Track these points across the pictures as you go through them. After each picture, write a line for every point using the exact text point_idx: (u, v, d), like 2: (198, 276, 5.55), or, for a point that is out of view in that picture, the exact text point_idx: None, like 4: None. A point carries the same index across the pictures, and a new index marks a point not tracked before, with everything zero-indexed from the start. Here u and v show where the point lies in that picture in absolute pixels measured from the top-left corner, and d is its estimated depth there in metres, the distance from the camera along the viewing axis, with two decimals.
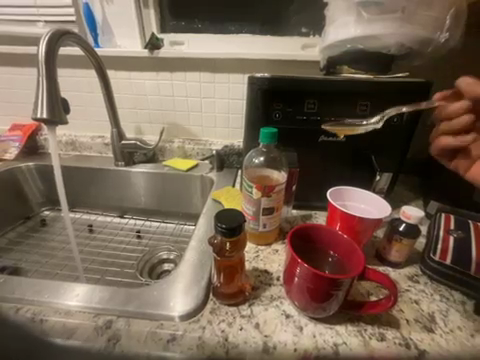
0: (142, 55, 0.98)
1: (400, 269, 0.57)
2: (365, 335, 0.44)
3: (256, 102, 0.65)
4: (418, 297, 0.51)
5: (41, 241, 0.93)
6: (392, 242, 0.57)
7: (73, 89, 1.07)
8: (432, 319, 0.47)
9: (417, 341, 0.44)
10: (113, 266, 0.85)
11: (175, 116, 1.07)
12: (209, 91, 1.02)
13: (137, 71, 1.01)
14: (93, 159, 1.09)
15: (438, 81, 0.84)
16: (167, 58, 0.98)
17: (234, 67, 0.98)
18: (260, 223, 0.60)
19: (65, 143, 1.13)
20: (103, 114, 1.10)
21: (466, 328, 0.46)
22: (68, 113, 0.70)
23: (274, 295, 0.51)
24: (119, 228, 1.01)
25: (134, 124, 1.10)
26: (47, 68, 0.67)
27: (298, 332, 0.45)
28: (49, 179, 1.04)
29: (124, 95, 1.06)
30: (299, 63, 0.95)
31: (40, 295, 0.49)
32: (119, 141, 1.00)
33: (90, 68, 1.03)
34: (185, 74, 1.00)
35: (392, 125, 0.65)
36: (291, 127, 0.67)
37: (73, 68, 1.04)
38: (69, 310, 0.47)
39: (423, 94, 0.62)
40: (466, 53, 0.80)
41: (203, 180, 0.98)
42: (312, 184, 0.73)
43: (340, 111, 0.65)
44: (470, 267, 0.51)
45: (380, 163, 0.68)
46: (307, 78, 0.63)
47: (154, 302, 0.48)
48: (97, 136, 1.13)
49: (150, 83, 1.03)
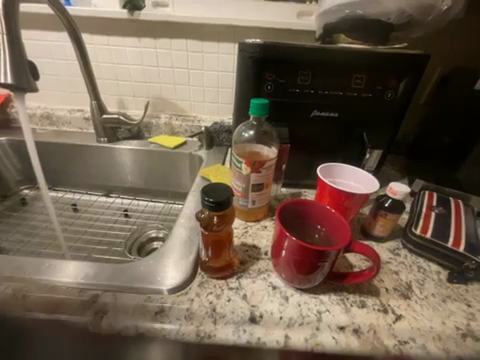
0: (121, 17, 0.88)
1: (383, 243, 0.60)
2: (347, 303, 0.47)
3: (247, 72, 0.61)
4: (398, 268, 0.54)
5: (22, 220, 0.89)
6: (377, 217, 0.58)
7: (44, 55, 0.96)
8: (409, 288, 0.50)
9: (394, 307, 0.47)
10: (100, 245, 0.84)
11: (161, 89, 0.99)
12: (197, 62, 0.94)
13: (116, 36, 0.91)
14: (73, 135, 1.02)
15: (435, 57, 0.82)
16: (150, 21, 0.88)
17: (224, 34, 0.90)
18: (249, 199, 0.59)
19: (40, 117, 1.04)
20: (81, 84, 1.00)
21: (440, 295, 0.49)
22: (36, 79, 0.63)
23: (262, 269, 0.52)
24: (105, 206, 0.98)
25: (116, 97, 1.02)
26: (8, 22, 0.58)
27: (284, 302, 0.46)
28: (24, 155, 0.97)
29: (102, 63, 0.96)
30: (294, 32, 0.89)
31: (21, 272, 0.48)
32: (100, 115, 0.93)
33: (62, 30, 0.92)
34: (170, 42, 0.92)
35: (385, 101, 0.63)
36: (283, 100, 0.64)
37: (42, 30, 0.92)
38: (53, 286, 0.46)
39: (419, 68, 0.60)
40: (464, 27, 0.77)
41: (192, 158, 0.95)
42: (302, 161, 0.72)
43: (334, 84, 0.62)
44: (448, 240, 0.54)
45: (372, 140, 0.67)
46: (301, 46, 0.58)
47: (142, 277, 0.48)
48: (76, 110, 1.04)
49: (132, 51, 0.93)
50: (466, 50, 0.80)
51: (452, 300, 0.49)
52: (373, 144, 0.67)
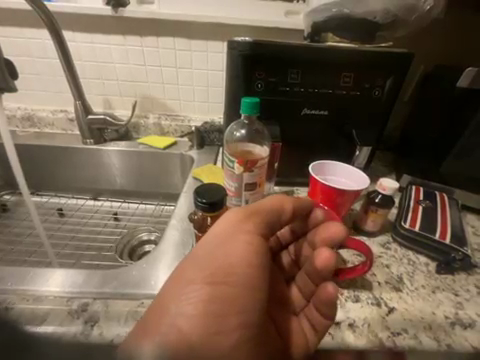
0: (105, 14, 0.85)
1: (374, 238, 0.61)
2: (342, 298, 0.48)
3: (237, 70, 0.61)
4: (389, 261, 0.55)
5: (3, 228, 0.84)
6: (368, 212, 0.59)
7: (22, 53, 0.91)
8: (400, 280, 0.52)
9: (387, 300, 0.48)
10: (89, 250, 0.81)
11: (149, 88, 0.97)
12: (186, 60, 0.93)
13: (100, 34, 0.88)
14: (57, 137, 0.98)
15: (418, 56, 0.84)
16: (135, 18, 0.86)
17: (212, 32, 0.89)
18: (242, 199, 0.59)
19: (20, 118, 0.99)
20: (63, 84, 0.96)
21: (429, 286, 0.51)
22: (15, 79, 0.60)
23: None
24: (93, 210, 0.94)
25: (102, 97, 0.98)
26: None
27: None
28: (5, 160, 0.92)
29: (86, 62, 0.92)
30: (283, 31, 0.89)
31: (3, 283, 0.46)
32: (85, 116, 0.89)
33: (41, 27, 0.87)
34: (157, 40, 0.89)
35: (373, 98, 0.65)
36: (273, 98, 0.64)
37: (20, 27, 0.87)
38: (39, 297, 0.44)
39: (405, 66, 0.61)
40: (445, 27, 0.80)
41: (183, 159, 0.93)
42: (294, 159, 0.73)
43: (324, 82, 0.63)
44: (435, 233, 0.56)
45: (361, 137, 0.68)
46: (290, 45, 0.59)
47: (134, 282, 0.47)
48: (59, 110, 1.00)
49: (117, 49, 0.91)
50: (447, 49, 0.83)
51: (440, 290, 0.50)
52: (362, 142, 0.68)
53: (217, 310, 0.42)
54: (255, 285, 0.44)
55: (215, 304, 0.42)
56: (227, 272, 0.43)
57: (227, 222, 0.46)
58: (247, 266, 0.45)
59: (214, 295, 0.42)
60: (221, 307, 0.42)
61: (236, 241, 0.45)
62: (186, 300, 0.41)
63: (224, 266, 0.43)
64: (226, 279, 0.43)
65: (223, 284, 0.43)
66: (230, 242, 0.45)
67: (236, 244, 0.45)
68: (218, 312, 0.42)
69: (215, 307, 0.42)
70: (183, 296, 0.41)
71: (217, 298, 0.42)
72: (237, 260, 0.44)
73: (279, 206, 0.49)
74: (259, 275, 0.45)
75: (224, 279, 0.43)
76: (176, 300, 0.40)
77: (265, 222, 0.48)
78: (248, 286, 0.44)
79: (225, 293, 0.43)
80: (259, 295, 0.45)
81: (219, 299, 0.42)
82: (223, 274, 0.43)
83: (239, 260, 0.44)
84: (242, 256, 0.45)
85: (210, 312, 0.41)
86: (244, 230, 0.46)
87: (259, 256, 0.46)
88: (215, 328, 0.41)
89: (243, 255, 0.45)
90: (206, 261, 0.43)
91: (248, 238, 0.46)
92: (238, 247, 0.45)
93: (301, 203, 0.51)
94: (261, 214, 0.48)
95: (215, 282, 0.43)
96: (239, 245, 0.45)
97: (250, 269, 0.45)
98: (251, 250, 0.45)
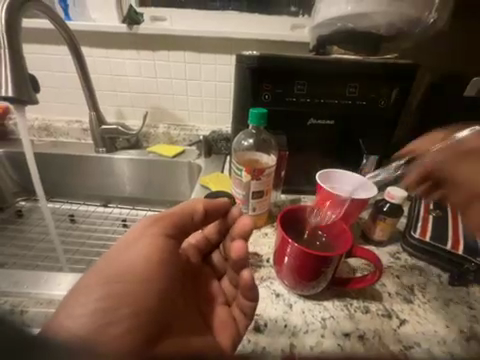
0: (120, 31, 0.90)
1: (383, 247, 0.60)
2: (351, 309, 0.47)
3: (245, 82, 0.63)
4: (399, 271, 0.54)
5: (17, 233, 0.87)
6: (376, 222, 0.59)
7: (42, 68, 0.97)
8: (411, 291, 0.51)
9: (398, 311, 0.47)
10: (98, 256, 0.82)
11: (159, 99, 1.01)
12: (195, 73, 0.97)
13: (115, 49, 0.94)
14: (71, 146, 1.02)
15: (424, 65, 0.84)
16: (148, 34, 0.91)
17: (220, 46, 0.93)
18: (250, 207, 0.60)
19: (38, 128, 1.04)
20: (79, 96, 1.01)
21: (442, 298, 0.50)
22: (37, 92, 0.64)
23: (264, 276, 0.53)
24: (103, 217, 0.97)
25: (115, 107, 1.03)
26: (10, 38, 0.60)
27: (287, 309, 0.47)
28: (23, 167, 0.97)
29: (101, 75, 0.98)
30: (289, 44, 0.92)
31: (19, 286, 0.48)
32: (98, 126, 0.94)
33: (61, 43, 0.93)
34: (168, 54, 0.94)
35: (379, 107, 0.65)
36: (280, 108, 0.65)
37: (42, 44, 0.94)
38: (52, 300, 0.46)
39: (411, 77, 0.62)
40: (450, 37, 0.81)
41: (191, 167, 0.95)
42: (301, 168, 0.73)
43: (330, 92, 0.64)
44: (447, 243, 0.55)
45: (369, 147, 0.68)
46: (296, 58, 0.61)
47: None
48: (74, 120, 1.05)
49: (130, 63, 0.95)
50: (454, 58, 0.83)
51: (454, 302, 0.49)
52: (370, 151, 0.68)
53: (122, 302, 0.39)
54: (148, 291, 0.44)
55: (117, 297, 0.39)
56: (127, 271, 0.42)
57: (134, 230, 0.48)
58: (149, 265, 0.45)
59: (117, 289, 0.40)
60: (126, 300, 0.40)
61: (142, 241, 0.47)
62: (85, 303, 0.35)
63: (129, 264, 0.43)
64: (130, 273, 0.43)
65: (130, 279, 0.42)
66: (146, 242, 0.47)
67: (145, 245, 0.47)
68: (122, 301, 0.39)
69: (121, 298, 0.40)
70: (78, 298, 0.36)
71: (120, 290, 0.40)
72: (142, 259, 0.45)
73: (191, 209, 0.51)
74: (160, 275, 0.46)
75: (128, 273, 0.42)
76: (73, 299, 0.36)
77: (175, 225, 0.50)
78: (144, 284, 0.43)
79: (132, 286, 0.42)
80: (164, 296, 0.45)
81: (125, 292, 0.41)
82: (127, 271, 0.42)
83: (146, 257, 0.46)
84: (147, 254, 0.46)
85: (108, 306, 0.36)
86: (149, 233, 0.48)
87: (165, 257, 0.48)
88: (112, 320, 0.34)
89: (149, 254, 0.46)
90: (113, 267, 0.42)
91: (154, 240, 0.48)
92: (151, 248, 0.47)
93: (218, 206, 0.51)
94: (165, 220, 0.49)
95: (122, 279, 0.41)
96: (141, 246, 0.46)
97: (153, 267, 0.45)
98: (151, 252, 0.46)
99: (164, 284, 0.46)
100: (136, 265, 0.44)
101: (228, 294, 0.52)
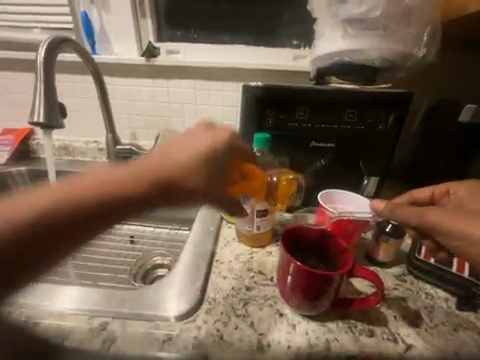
0: (139, 63, 1.01)
1: (389, 269, 0.60)
2: (356, 331, 0.48)
3: (250, 108, 0.69)
4: (405, 294, 0.55)
5: None
6: (380, 243, 0.60)
7: (68, 94, 1.07)
8: (417, 315, 0.51)
9: (404, 336, 0.48)
10: (106, 272, 0.86)
11: (170, 121, 1.08)
12: (204, 98, 1.04)
13: (134, 77, 1.03)
14: (86, 165, 1.08)
15: (420, 93, 0.89)
16: (163, 65, 1.01)
17: (230, 75, 1.01)
18: (254, 225, 0.63)
19: (58, 148, 1.12)
20: (97, 119, 1.10)
21: (449, 323, 0.50)
22: (64, 117, 0.71)
23: (268, 295, 0.54)
24: (112, 233, 1.00)
25: (129, 129, 1.10)
26: (45, 72, 0.68)
27: (291, 330, 0.49)
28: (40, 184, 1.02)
29: (119, 100, 1.07)
30: (291, 72, 0.99)
31: (34, 299, 0.51)
32: (114, 146, 1.00)
33: (85, 73, 1.04)
34: (181, 81, 1.03)
35: (378, 131, 0.69)
36: (283, 132, 0.70)
37: (69, 74, 1.05)
38: (64, 314, 0.50)
39: (407, 105, 0.67)
40: (445, 64, 0.86)
41: None
42: (304, 188, 0.76)
43: (330, 119, 0.69)
44: (452, 265, 0.56)
45: (368, 168, 0.72)
46: (297, 87, 0.67)
47: (151, 303, 0.51)
48: (91, 141, 1.12)
49: (146, 89, 1.04)
50: (450, 85, 0.88)
51: (462, 328, 0.50)
52: (370, 172, 0.73)
53: (45, 212, 0.33)
54: (165, 171, 0.42)
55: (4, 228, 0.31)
56: (165, 157, 0.43)
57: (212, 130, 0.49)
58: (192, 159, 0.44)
59: (159, 172, 0.41)
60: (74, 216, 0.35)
61: (182, 156, 0.44)
62: (178, 154, 0.44)
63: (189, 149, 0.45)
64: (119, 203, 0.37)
65: (180, 158, 0.43)
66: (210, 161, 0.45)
67: (189, 184, 0.43)
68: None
69: (90, 204, 0.36)
70: (178, 144, 0.45)
71: (116, 178, 0.38)
72: (173, 166, 0.42)
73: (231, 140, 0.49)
74: (151, 162, 0.42)
75: (124, 195, 0.38)
76: (175, 144, 0.45)
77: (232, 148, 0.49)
78: (170, 162, 0.43)
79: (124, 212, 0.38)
80: (140, 183, 0.39)
81: (115, 201, 0.37)
82: (100, 184, 0.37)
83: (202, 133, 0.48)
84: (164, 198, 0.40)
85: (181, 163, 0.43)
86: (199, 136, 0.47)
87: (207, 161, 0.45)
88: (156, 170, 0.41)
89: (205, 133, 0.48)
90: (187, 147, 0.45)
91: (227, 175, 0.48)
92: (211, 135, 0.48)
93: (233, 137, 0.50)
94: (176, 141, 0.46)
95: (169, 160, 0.43)
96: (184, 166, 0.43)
97: (189, 159, 0.44)
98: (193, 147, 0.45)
99: (156, 165, 0.41)
100: (174, 190, 0.41)
101: (235, 306, 0.52)
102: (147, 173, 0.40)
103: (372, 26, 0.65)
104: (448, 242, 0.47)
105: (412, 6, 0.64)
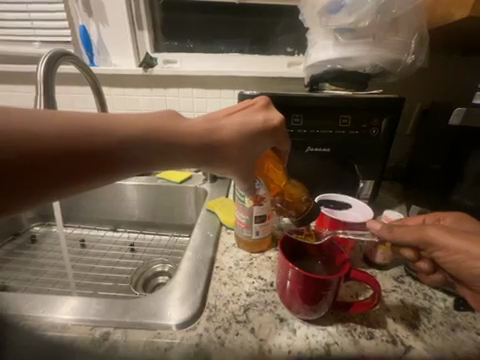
0: (136, 73, 1.02)
1: (386, 270, 0.62)
2: (355, 334, 0.49)
3: None
4: (403, 296, 0.56)
5: (30, 258, 0.91)
6: (377, 246, 0.62)
7: (67, 105, 1.09)
8: (416, 316, 0.52)
9: (403, 337, 0.48)
10: (106, 281, 0.85)
11: None
12: (202, 106, 1.06)
13: (131, 87, 1.05)
14: None
15: (411, 97, 0.92)
16: (160, 75, 1.03)
17: (226, 83, 1.03)
18: (253, 231, 0.64)
19: None
20: None
21: (448, 324, 0.51)
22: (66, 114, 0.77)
23: (268, 300, 0.55)
24: (112, 242, 1.00)
25: None
26: (46, 86, 0.70)
27: (292, 334, 0.49)
28: None
29: (117, 110, 1.08)
30: (286, 79, 1.02)
31: (35, 310, 0.52)
32: None
33: (84, 84, 1.06)
34: (178, 90, 1.05)
35: (371, 136, 0.71)
36: None
37: (68, 85, 1.07)
38: (66, 325, 0.50)
39: (399, 110, 0.68)
40: (435, 68, 0.89)
41: (197, 192, 1.00)
42: None
43: (325, 124, 0.70)
44: None
45: (363, 171, 0.74)
46: (291, 94, 0.68)
47: (152, 312, 0.51)
48: None
49: (144, 98, 1.06)
50: (440, 89, 0.91)
51: (461, 328, 0.50)
52: (365, 175, 0.74)
53: (90, 139, 0.35)
54: (204, 136, 0.45)
55: (68, 121, 0.35)
56: (214, 126, 0.47)
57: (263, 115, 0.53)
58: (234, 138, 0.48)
59: (205, 133, 0.45)
60: (121, 145, 0.37)
61: (229, 132, 0.47)
62: (224, 128, 0.48)
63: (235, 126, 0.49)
64: (153, 151, 0.40)
65: (224, 129, 0.47)
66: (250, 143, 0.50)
67: (227, 153, 0.47)
68: (46, 136, 0.33)
69: (121, 142, 0.38)
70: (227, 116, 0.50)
71: (157, 125, 0.41)
72: (218, 136, 0.46)
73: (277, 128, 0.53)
74: (196, 127, 0.45)
75: (170, 141, 0.41)
76: (223, 116, 0.50)
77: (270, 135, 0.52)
78: (214, 131, 0.46)
79: (158, 157, 0.41)
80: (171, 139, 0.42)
81: (144, 149, 0.39)
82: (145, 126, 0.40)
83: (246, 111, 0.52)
84: (198, 156, 0.44)
85: (221, 134, 0.47)
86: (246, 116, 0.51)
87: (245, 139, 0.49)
88: (200, 133, 0.45)
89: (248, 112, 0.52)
90: (233, 123, 0.49)
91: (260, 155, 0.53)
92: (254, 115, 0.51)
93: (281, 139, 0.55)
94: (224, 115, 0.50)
95: (215, 129, 0.47)
96: (230, 134, 0.47)
97: (232, 135, 0.47)
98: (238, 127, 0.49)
99: (201, 131, 0.45)
100: (202, 151, 0.45)
101: (235, 312, 0.53)
102: (189, 134, 0.44)
103: (362, 35, 0.67)
104: (444, 255, 0.47)
105: (399, 15, 0.67)
